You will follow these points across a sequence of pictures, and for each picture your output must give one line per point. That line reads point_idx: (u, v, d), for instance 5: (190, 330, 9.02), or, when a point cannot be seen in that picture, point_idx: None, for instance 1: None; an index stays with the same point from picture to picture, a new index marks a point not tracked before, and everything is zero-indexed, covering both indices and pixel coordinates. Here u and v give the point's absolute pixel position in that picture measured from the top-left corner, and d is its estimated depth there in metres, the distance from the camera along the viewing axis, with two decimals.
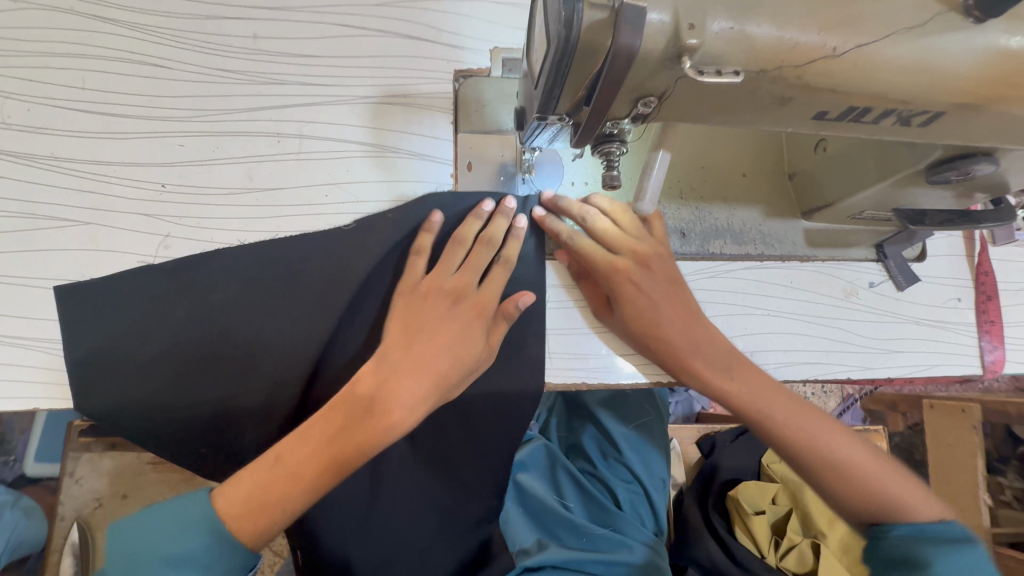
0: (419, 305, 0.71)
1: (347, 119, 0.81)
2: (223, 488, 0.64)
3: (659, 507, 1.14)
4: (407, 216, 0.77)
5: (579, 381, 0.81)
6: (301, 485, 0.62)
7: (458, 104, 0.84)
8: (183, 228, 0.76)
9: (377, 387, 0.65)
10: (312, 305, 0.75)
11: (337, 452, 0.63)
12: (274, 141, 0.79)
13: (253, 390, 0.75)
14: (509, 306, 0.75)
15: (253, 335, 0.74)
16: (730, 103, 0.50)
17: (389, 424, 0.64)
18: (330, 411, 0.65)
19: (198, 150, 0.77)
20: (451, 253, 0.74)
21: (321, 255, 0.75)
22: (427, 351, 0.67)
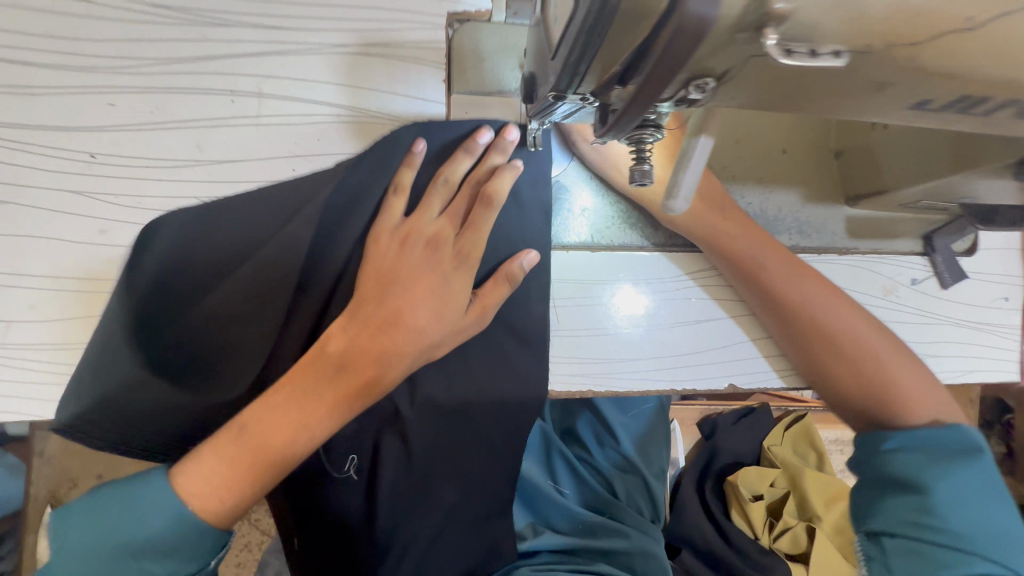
0: (396, 257, 0.64)
1: (315, 73, 0.67)
2: (182, 466, 0.59)
3: (654, 488, 1.08)
4: (388, 168, 0.67)
5: (584, 388, 0.73)
6: (275, 455, 0.59)
7: (451, 58, 0.69)
8: (124, 211, 0.63)
9: (347, 349, 0.61)
10: (292, 266, 0.66)
11: (306, 415, 0.60)
12: (227, 102, 0.65)
13: (237, 369, 0.68)
14: (514, 266, 0.68)
15: (232, 304, 0.66)
16: (810, 86, 0.38)
17: (366, 384, 0.62)
18: (297, 372, 0.61)
19: (132, 112, 0.63)
20: (431, 197, 0.67)
21: (298, 209, 0.65)
22: (401, 307, 0.63)
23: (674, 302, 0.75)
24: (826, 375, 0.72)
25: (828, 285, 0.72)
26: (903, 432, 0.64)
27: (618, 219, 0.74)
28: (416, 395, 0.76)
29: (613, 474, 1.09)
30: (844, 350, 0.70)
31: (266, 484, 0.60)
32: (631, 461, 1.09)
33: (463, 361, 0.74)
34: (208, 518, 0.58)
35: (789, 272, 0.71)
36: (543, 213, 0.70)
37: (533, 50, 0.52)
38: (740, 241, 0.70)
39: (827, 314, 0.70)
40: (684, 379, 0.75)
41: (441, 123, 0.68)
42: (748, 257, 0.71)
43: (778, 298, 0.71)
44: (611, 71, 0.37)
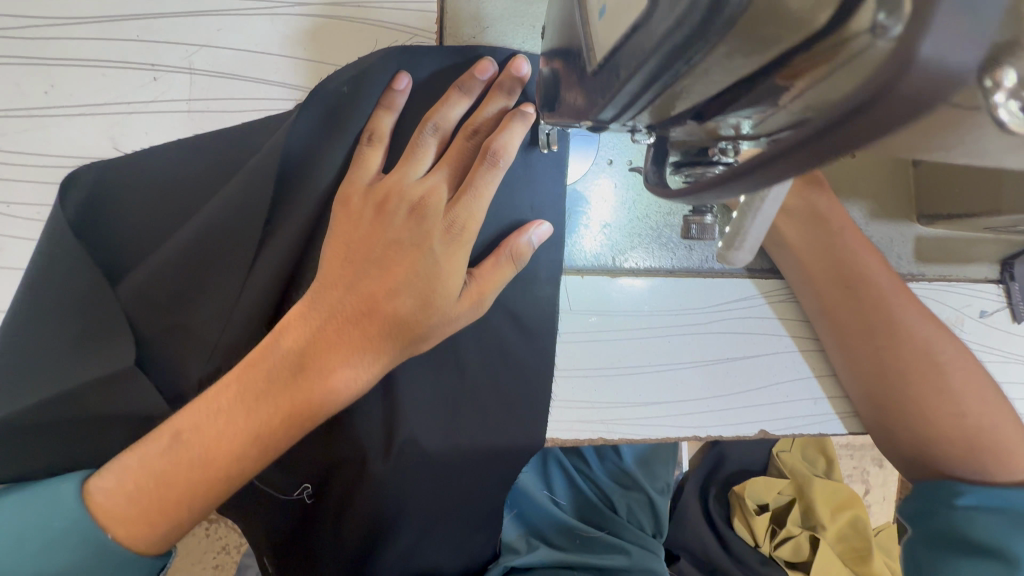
0: (372, 226, 0.49)
1: (263, 43, 0.51)
2: (97, 482, 0.45)
3: (659, 504, 0.97)
4: (358, 110, 0.51)
5: (593, 436, 0.61)
6: (216, 472, 0.46)
7: (443, 19, 0.54)
8: (20, 224, 0.49)
9: (308, 342, 0.46)
10: (237, 238, 0.50)
11: (255, 423, 0.46)
12: (148, 80, 0.49)
13: (178, 375, 0.52)
14: (520, 241, 0.54)
15: (166, 285, 0.50)
16: (983, 140, 0.25)
17: (328, 392, 0.46)
18: (246, 369, 0.47)
19: (18, 91, 0.47)
20: (417, 147, 0.52)
21: (247, 161, 0.50)
22: (376, 292, 0.47)
23: (705, 338, 0.63)
24: (895, 400, 0.61)
25: (919, 305, 0.63)
26: (980, 489, 0.55)
27: (645, 237, 0.60)
28: (393, 444, 0.58)
29: (615, 481, 1.00)
30: (929, 359, 0.60)
31: (209, 506, 0.47)
32: (633, 475, 0.99)
33: (455, 411, 0.58)
34: (136, 544, 0.45)
35: (879, 277, 0.63)
36: (552, 230, 0.57)
37: (556, 23, 0.38)
38: (824, 244, 0.63)
39: (913, 326, 0.61)
40: (711, 425, 0.64)
41: (431, 47, 0.53)
42: (838, 261, 0.63)
43: (857, 303, 0.62)
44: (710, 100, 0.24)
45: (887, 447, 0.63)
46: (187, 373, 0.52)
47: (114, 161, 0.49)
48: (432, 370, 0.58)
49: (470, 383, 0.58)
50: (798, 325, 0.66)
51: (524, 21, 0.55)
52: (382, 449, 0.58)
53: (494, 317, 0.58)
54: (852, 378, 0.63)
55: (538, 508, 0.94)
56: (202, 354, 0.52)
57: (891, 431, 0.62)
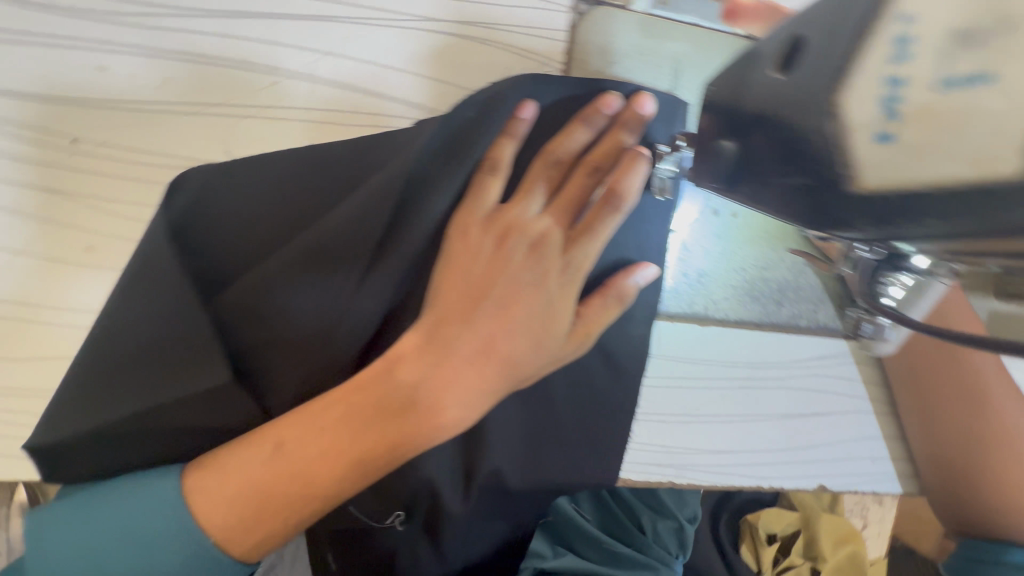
0: (493, 258, 0.48)
1: (389, 56, 0.49)
2: (196, 484, 0.45)
3: (688, 533, 0.90)
4: (482, 137, 0.49)
5: (663, 478, 0.62)
6: (316, 491, 0.45)
7: (571, 47, 0.52)
8: (121, 223, 0.46)
9: (426, 378, 0.45)
10: (348, 256, 0.48)
11: (361, 448, 0.45)
12: (267, 83, 0.47)
13: (271, 389, 0.50)
14: (627, 283, 0.53)
15: (268, 299, 0.48)
16: None
17: (438, 428, 0.46)
18: (357, 390, 0.46)
19: (133, 83, 0.45)
20: (537, 179, 0.50)
21: (366, 178, 0.47)
22: (494, 330, 0.47)
23: (780, 392, 0.64)
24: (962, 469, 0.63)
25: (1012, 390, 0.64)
26: None
27: (739, 289, 0.60)
28: (474, 476, 0.57)
29: (641, 494, 0.94)
30: (1009, 445, 0.63)
31: (301, 523, 0.46)
32: (662, 495, 0.93)
33: (532, 442, 0.58)
34: (228, 550, 0.45)
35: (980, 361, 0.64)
36: (656, 275, 0.55)
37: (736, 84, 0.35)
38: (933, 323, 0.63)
39: (991, 403, 0.63)
40: (774, 476, 0.65)
41: (560, 77, 0.50)
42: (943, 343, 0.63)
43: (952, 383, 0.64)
44: (982, 241, 0.24)
45: (944, 509, 0.66)
46: (281, 389, 0.50)
47: (225, 164, 0.47)
48: (519, 404, 0.57)
49: (555, 418, 0.58)
50: (874, 385, 0.67)
51: (652, 59, 0.54)
52: (462, 487, 0.57)
53: (586, 357, 0.57)
54: (922, 441, 0.65)
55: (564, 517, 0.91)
56: (299, 371, 0.50)
57: (955, 497, 0.64)
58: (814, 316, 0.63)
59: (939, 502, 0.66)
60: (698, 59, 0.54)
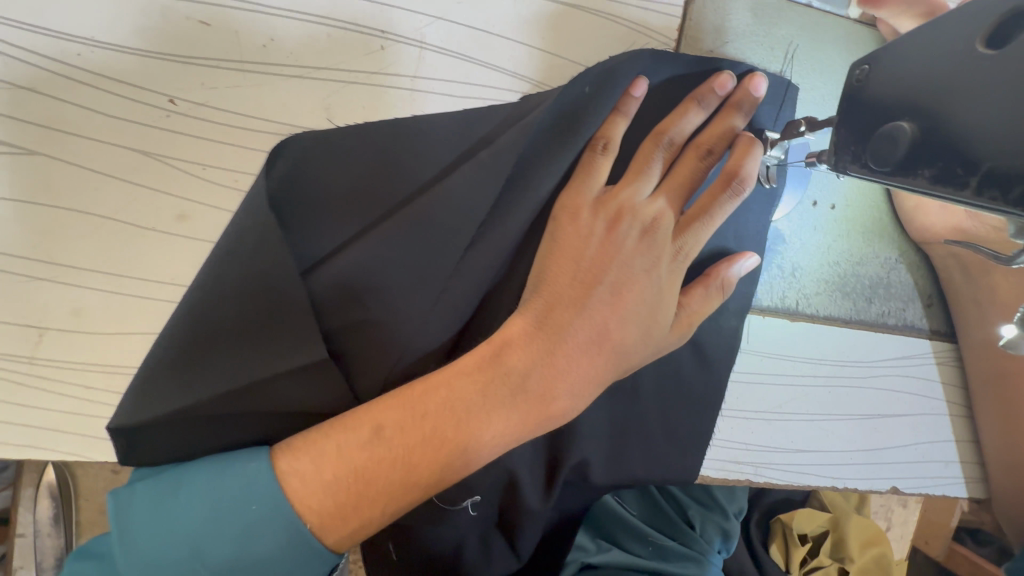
0: (604, 242, 0.46)
1: (501, 25, 0.46)
2: (290, 468, 0.42)
3: (734, 529, 0.89)
4: (593, 115, 0.46)
5: (742, 476, 0.61)
6: (417, 477, 0.42)
7: (684, 25, 0.50)
8: (215, 191, 0.43)
9: (537, 366, 0.43)
10: (452, 233, 0.45)
11: (466, 435, 0.43)
12: (375, 49, 0.44)
13: (360, 370, 0.48)
14: (729, 274, 0.51)
15: (368, 276, 0.45)
16: None
17: (546, 418, 0.44)
18: (462, 375, 0.44)
19: (235, 42, 0.42)
20: (648, 160, 0.48)
21: (474, 153, 0.45)
22: (607, 319, 0.44)
23: (861, 392, 0.63)
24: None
25: None
26: None
27: (832, 285, 0.58)
28: (558, 470, 0.55)
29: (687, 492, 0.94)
30: None
31: (397, 512, 0.43)
32: (707, 492, 0.92)
33: (616, 436, 0.56)
34: (323, 537, 0.42)
35: None
36: (754, 266, 0.53)
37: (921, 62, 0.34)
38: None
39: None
40: (849, 476, 0.64)
41: (676, 54, 0.47)
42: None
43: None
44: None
45: (1011, 513, 0.66)
46: (372, 372, 0.48)
47: (327, 132, 0.44)
48: (608, 396, 0.55)
49: (641, 410, 0.56)
50: (953, 387, 0.65)
51: (764, 41, 0.51)
52: (545, 482, 0.55)
53: (678, 350, 0.55)
54: (999, 447, 0.64)
55: (611, 511, 0.89)
56: (393, 352, 0.48)
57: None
58: (901, 315, 0.61)
59: (1006, 506, 0.66)
60: (807, 45, 0.53)
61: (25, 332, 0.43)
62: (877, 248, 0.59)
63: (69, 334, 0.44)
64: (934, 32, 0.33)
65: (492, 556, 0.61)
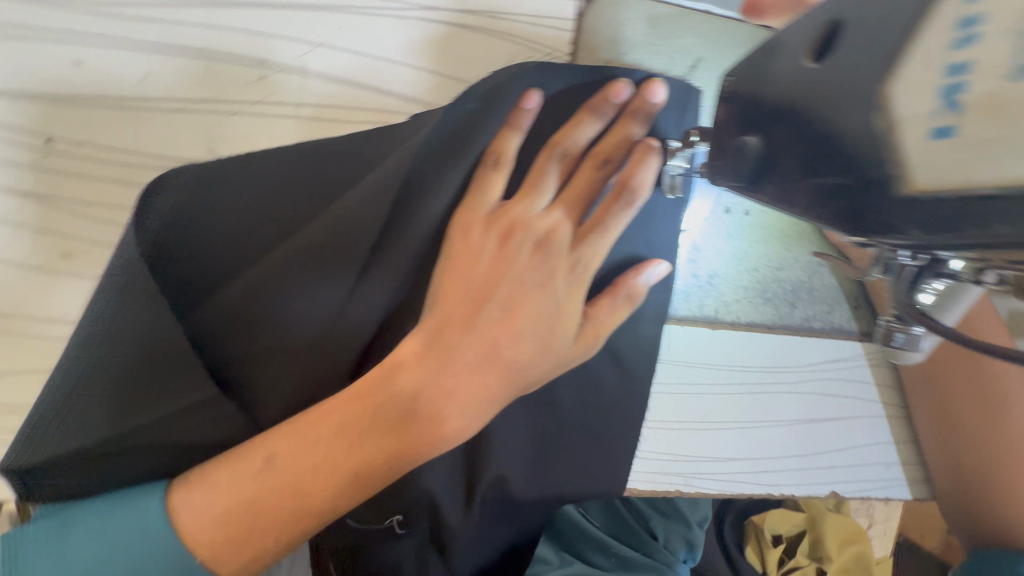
0: (495, 259, 0.45)
1: (382, 47, 0.45)
2: (181, 499, 0.41)
3: (698, 537, 0.85)
4: (483, 131, 0.45)
5: (672, 487, 0.60)
6: (309, 505, 0.41)
7: (580, 37, 0.49)
8: (100, 228, 0.44)
9: (426, 387, 0.42)
10: (340, 261, 0.45)
11: (359, 461, 0.41)
12: (254, 78, 0.44)
13: (262, 398, 0.48)
14: (636, 283, 0.51)
15: (259, 306, 0.45)
16: None
17: (439, 438, 0.43)
18: (355, 400, 0.42)
19: (108, 79, 0.42)
20: (542, 174, 0.47)
21: (359, 179, 0.44)
22: (498, 336, 0.44)
23: (791, 397, 0.62)
24: (979, 469, 0.62)
25: None
26: None
27: (752, 291, 0.58)
28: (477, 486, 0.55)
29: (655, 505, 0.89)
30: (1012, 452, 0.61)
31: (293, 540, 0.42)
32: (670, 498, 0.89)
33: (535, 452, 0.56)
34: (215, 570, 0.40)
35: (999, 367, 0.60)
36: (662, 274, 0.53)
37: (765, 70, 0.33)
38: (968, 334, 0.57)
39: (1015, 411, 0.61)
40: (785, 483, 0.63)
41: (565, 67, 0.47)
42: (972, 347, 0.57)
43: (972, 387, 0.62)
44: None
45: (957, 514, 0.64)
46: (272, 399, 0.48)
47: (208, 163, 0.44)
48: (522, 412, 0.54)
49: (560, 425, 0.56)
50: (886, 387, 0.65)
51: (665, 48, 0.50)
52: (464, 499, 0.55)
53: (592, 362, 0.55)
54: (936, 445, 0.63)
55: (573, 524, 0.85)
56: (293, 380, 0.47)
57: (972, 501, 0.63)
58: (828, 318, 0.60)
59: (950, 504, 0.65)
60: (715, 48, 0.51)
61: None
62: (796, 251, 0.59)
63: None
64: (781, 42, 0.32)
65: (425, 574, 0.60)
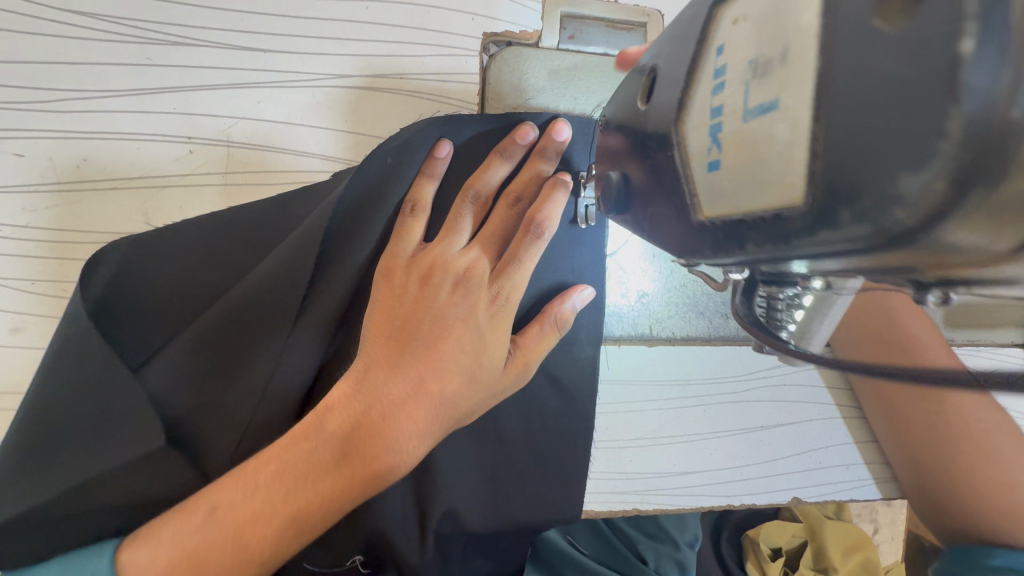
0: (418, 296, 0.47)
1: (301, 114, 0.50)
2: (128, 558, 0.41)
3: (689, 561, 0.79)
4: (399, 182, 0.49)
5: (631, 506, 0.60)
6: (250, 553, 0.41)
7: (484, 87, 0.53)
8: (46, 302, 0.47)
9: (355, 426, 0.42)
10: (272, 313, 0.47)
11: (295, 506, 0.41)
12: (183, 152, 0.48)
13: (204, 452, 0.49)
14: (562, 309, 0.53)
15: (198, 361, 0.48)
16: None
17: (374, 476, 0.42)
18: (290, 445, 0.43)
19: (50, 165, 0.46)
20: (458, 216, 0.50)
21: (284, 234, 0.48)
22: (423, 371, 0.44)
23: (739, 405, 0.63)
24: (939, 470, 0.61)
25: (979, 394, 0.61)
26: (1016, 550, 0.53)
27: (683, 306, 0.60)
28: (428, 521, 0.56)
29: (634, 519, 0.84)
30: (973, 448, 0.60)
31: None
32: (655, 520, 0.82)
33: (485, 482, 0.57)
34: None
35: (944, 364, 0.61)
36: (586, 299, 0.54)
37: (622, 110, 0.36)
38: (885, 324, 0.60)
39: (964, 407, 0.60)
40: (744, 492, 0.63)
41: (472, 116, 0.50)
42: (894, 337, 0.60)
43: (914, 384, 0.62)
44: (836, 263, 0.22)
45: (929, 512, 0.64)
46: (213, 455, 0.49)
47: (142, 228, 0.48)
48: (469, 442, 0.56)
49: (508, 451, 0.57)
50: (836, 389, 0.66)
51: (566, 93, 0.54)
52: (417, 535, 0.56)
53: (533, 388, 0.57)
54: (895, 445, 0.64)
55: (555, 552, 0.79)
56: (235, 432, 0.49)
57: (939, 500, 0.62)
58: None
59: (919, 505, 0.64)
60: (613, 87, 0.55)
61: None
62: None
63: None
64: (631, 87, 0.36)
65: None
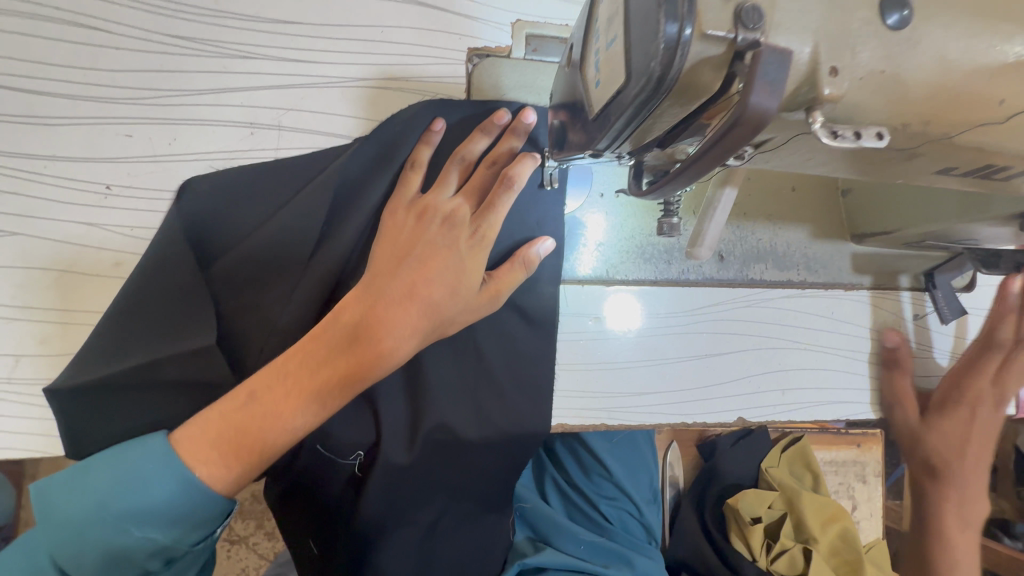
0: (412, 230, 0.62)
1: (333, 106, 0.67)
2: (182, 434, 0.51)
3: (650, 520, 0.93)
4: (403, 145, 0.66)
5: (597, 419, 0.73)
6: (281, 420, 0.51)
7: (469, 86, 0.70)
8: (140, 244, 0.62)
9: (365, 320, 0.55)
10: (303, 241, 0.63)
11: (319, 381, 0.53)
12: (246, 134, 0.65)
13: (242, 347, 0.63)
14: (530, 252, 0.66)
15: (245, 276, 0.62)
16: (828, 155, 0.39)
17: (379, 357, 0.55)
18: (313, 338, 0.55)
19: (150, 142, 0.63)
20: (448, 174, 0.65)
21: (313, 179, 0.64)
22: (415, 279, 0.58)
23: (683, 335, 0.76)
24: None
25: None
26: None
27: (631, 254, 0.75)
28: (424, 427, 0.69)
29: (589, 478, 0.92)
30: None
31: (271, 457, 0.52)
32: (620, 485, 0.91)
33: (474, 395, 0.70)
34: (210, 485, 0.50)
35: None
36: (547, 249, 0.68)
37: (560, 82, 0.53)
38: None
39: None
40: (689, 409, 0.76)
41: (457, 103, 0.68)
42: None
43: None
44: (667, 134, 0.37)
45: None
46: (251, 350, 0.63)
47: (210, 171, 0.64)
48: (459, 359, 0.70)
49: (491, 368, 0.71)
50: (766, 322, 0.78)
51: (530, 90, 0.70)
52: (407, 438, 0.69)
53: (513, 319, 0.71)
54: None
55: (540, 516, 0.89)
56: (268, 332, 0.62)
57: None
58: (699, 269, 0.77)
59: None
60: None
61: (3, 360, 0.60)
62: None
63: (37, 357, 0.61)
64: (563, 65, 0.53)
65: (386, 515, 0.70)
